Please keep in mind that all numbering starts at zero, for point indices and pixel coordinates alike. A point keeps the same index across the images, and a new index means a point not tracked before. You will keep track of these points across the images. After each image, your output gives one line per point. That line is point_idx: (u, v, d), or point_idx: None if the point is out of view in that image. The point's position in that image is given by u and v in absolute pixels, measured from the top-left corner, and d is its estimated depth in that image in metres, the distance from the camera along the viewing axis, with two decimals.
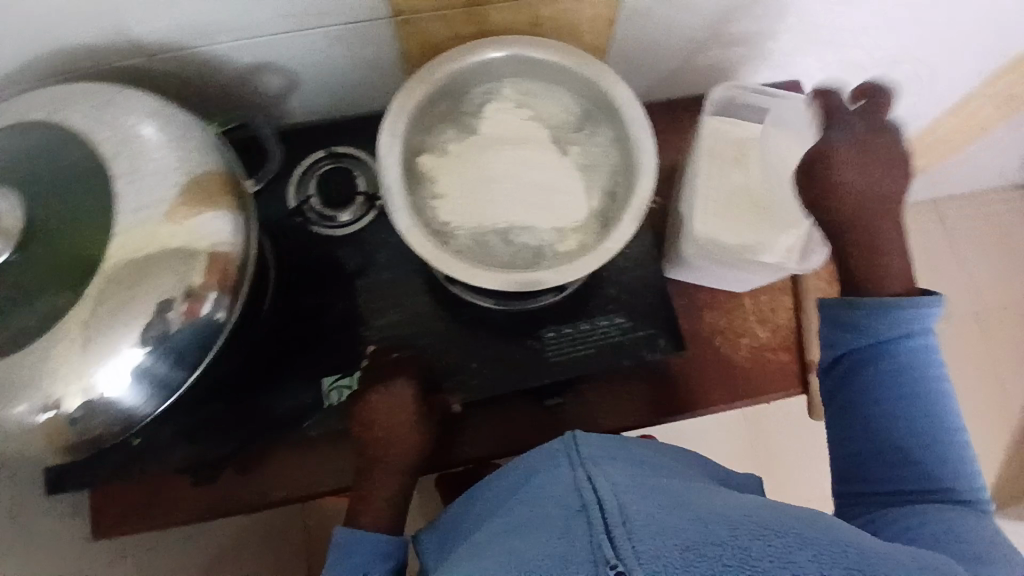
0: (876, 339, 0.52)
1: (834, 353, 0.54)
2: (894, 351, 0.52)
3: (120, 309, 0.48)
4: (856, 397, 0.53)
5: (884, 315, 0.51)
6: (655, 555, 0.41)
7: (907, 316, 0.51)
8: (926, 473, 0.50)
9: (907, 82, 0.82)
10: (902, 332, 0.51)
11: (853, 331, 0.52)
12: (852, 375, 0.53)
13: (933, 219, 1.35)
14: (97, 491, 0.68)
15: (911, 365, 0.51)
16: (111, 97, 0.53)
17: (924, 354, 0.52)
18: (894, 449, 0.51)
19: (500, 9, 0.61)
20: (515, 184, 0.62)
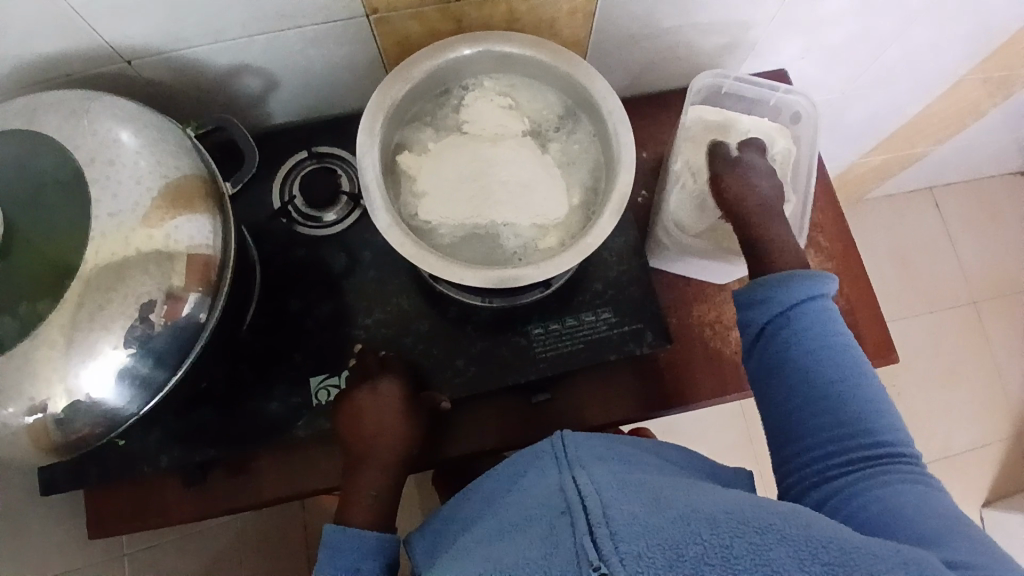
0: (780, 309, 0.55)
1: (749, 338, 0.58)
2: (800, 319, 0.55)
3: (100, 314, 0.48)
4: (773, 371, 0.56)
5: (782, 286, 0.56)
6: (636, 555, 0.41)
7: (802, 290, 0.55)
8: (850, 434, 0.52)
9: (891, 68, 0.82)
10: (802, 300, 0.55)
11: (759, 306, 0.56)
12: (765, 349, 0.56)
13: (927, 208, 1.35)
14: (88, 496, 0.68)
15: (816, 331, 0.55)
16: (86, 103, 0.53)
17: (827, 319, 0.55)
18: (814, 416, 0.53)
19: (475, 5, 0.61)
20: (489, 182, 0.60)
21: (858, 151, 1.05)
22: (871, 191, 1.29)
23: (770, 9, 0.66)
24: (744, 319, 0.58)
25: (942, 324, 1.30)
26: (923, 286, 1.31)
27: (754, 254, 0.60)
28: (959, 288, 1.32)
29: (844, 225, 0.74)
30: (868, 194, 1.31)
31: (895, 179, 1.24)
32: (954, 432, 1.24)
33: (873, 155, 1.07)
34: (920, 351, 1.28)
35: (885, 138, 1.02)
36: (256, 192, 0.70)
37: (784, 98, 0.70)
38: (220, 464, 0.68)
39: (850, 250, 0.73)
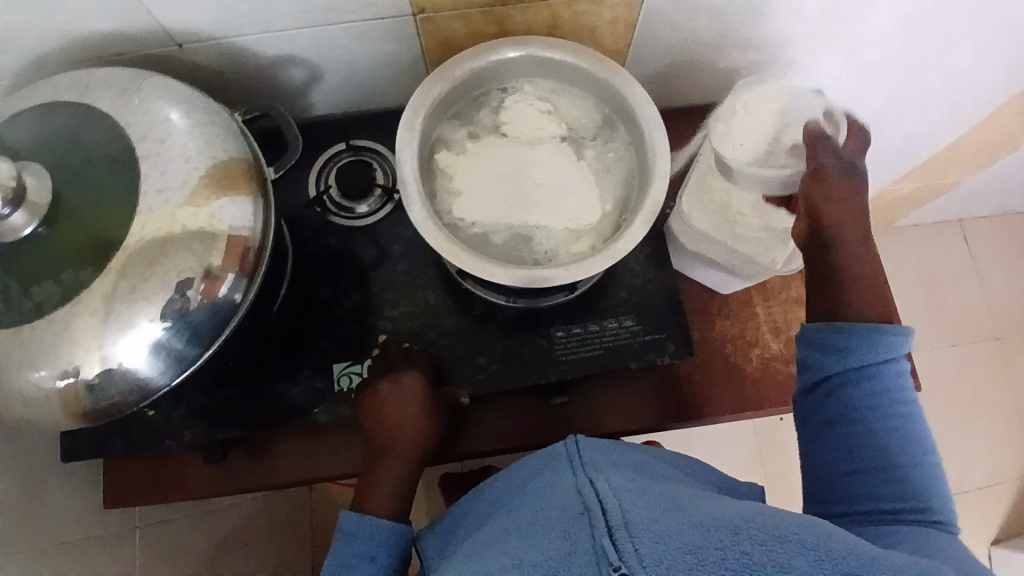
0: (859, 364, 0.52)
1: (814, 378, 0.55)
2: (877, 376, 0.52)
3: (141, 286, 0.49)
4: (836, 421, 0.53)
5: (865, 340, 0.52)
6: (657, 558, 0.41)
7: (885, 342, 0.52)
8: (908, 499, 0.50)
9: (930, 93, 0.81)
10: (884, 358, 0.52)
11: (836, 355, 0.53)
12: (831, 400, 0.53)
13: (956, 239, 1.34)
14: (107, 467, 0.69)
15: (892, 392, 0.52)
16: (138, 81, 0.54)
17: (903, 381, 0.53)
18: (874, 475, 0.51)
19: (519, 10, 0.62)
20: (519, 185, 0.61)
21: (890, 177, 1.05)
22: (900, 218, 1.28)
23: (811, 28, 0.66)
24: (813, 363, 0.54)
25: (964, 357, 1.28)
26: (947, 317, 1.30)
27: (840, 275, 0.56)
28: (984, 321, 1.30)
29: None
30: (897, 221, 1.30)
31: (924, 208, 1.24)
32: (972, 467, 1.23)
33: (904, 182, 1.07)
34: (940, 382, 1.26)
35: (919, 165, 1.02)
36: (293, 180, 0.72)
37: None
38: (240, 444, 0.69)
39: None
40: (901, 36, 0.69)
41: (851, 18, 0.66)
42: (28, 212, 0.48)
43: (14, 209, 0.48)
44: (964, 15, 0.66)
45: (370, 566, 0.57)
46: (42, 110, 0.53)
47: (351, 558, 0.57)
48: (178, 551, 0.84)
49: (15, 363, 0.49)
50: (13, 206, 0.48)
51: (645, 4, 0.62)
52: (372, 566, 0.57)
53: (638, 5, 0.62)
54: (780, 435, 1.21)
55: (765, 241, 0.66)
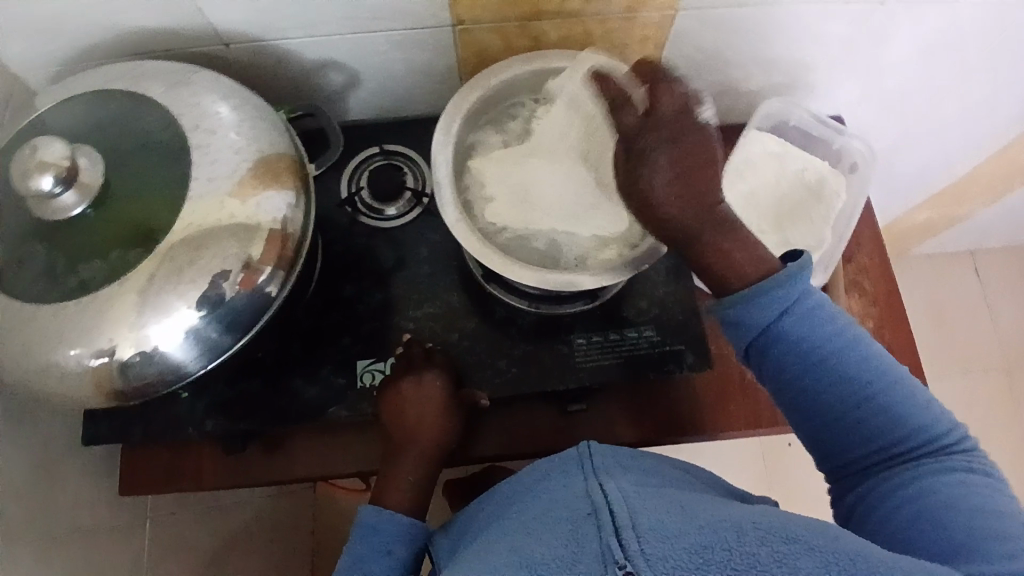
0: (762, 326, 0.53)
1: (740, 350, 0.56)
2: (787, 328, 0.53)
3: (183, 271, 0.50)
4: (779, 384, 0.55)
5: (760, 303, 0.53)
6: (661, 557, 0.42)
7: (777, 293, 0.52)
8: (879, 437, 0.52)
9: (948, 122, 0.84)
10: (784, 306, 0.53)
11: (742, 326, 0.54)
12: (762, 365, 0.55)
13: (967, 270, 1.36)
14: (124, 454, 0.70)
15: (808, 337, 0.53)
16: (189, 75, 0.56)
17: (816, 317, 0.53)
18: (837, 427, 0.53)
19: (555, 25, 0.64)
20: (550, 191, 0.63)
21: (905, 205, 1.06)
22: (912, 247, 1.30)
23: (834, 53, 0.69)
24: (731, 336, 0.56)
25: (975, 388, 1.29)
26: (957, 347, 1.31)
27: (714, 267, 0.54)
28: (994, 353, 1.31)
29: (890, 271, 0.75)
30: (909, 250, 1.32)
31: (937, 238, 1.25)
32: None
33: (919, 211, 1.09)
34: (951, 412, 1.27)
35: (933, 194, 1.04)
36: (325, 180, 0.74)
37: (847, 144, 0.72)
38: (258, 437, 0.70)
39: (895, 295, 0.74)
40: (922, 64, 0.71)
41: (873, 46, 0.68)
42: (79, 193, 0.50)
43: (65, 189, 0.49)
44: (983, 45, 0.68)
45: (387, 561, 0.58)
46: (96, 98, 0.55)
47: (368, 551, 0.58)
48: (186, 544, 0.84)
49: (53, 340, 0.50)
50: (64, 185, 0.49)
51: (675, 24, 0.64)
52: (388, 560, 0.58)
53: (669, 25, 0.64)
54: (789, 459, 1.21)
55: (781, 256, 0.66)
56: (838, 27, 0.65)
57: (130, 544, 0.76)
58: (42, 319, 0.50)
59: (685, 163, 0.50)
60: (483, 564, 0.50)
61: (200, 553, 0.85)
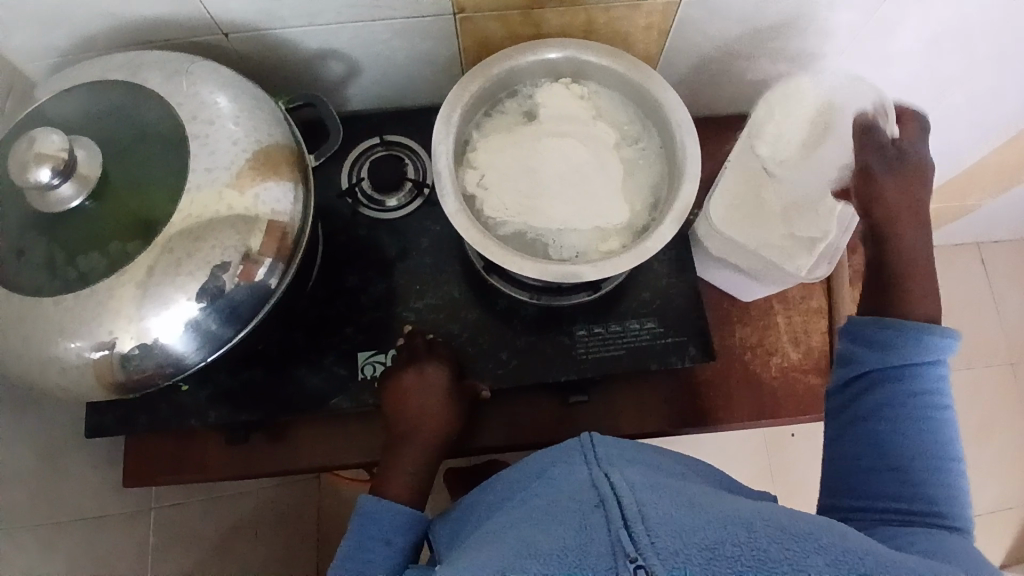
0: (901, 360, 0.53)
1: (856, 372, 0.55)
2: (920, 375, 0.53)
3: (184, 262, 0.50)
4: (869, 415, 0.54)
5: (910, 339, 0.53)
6: (673, 552, 0.41)
7: (929, 343, 0.53)
8: (921, 499, 0.50)
9: (956, 111, 0.83)
10: (928, 360, 0.53)
11: (882, 350, 0.54)
12: (868, 395, 0.54)
13: (973, 261, 1.35)
14: (128, 445, 0.70)
15: (926, 393, 0.53)
16: (188, 65, 0.56)
17: (937, 383, 0.53)
18: (897, 472, 0.51)
19: (557, 13, 0.63)
20: (551, 182, 0.62)
21: None
22: None
23: (842, 41, 0.68)
24: (859, 352, 0.55)
25: (978, 381, 1.28)
26: (962, 340, 1.30)
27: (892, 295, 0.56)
28: (999, 346, 1.30)
29: None
30: None
31: (942, 229, 1.25)
32: (982, 490, 1.23)
33: None
34: (954, 404, 1.27)
35: (940, 184, 1.03)
36: (326, 171, 0.73)
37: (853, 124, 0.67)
38: (260, 427, 0.70)
39: None
40: (930, 52, 0.70)
41: (882, 34, 0.67)
42: (77, 185, 0.49)
43: (63, 181, 0.49)
44: (994, 33, 0.68)
45: (386, 551, 0.58)
46: (95, 88, 0.55)
47: (367, 541, 0.58)
48: (189, 534, 0.84)
49: (55, 332, 0.50)
50: (63, 177, 0.48)
51: (679, 12, 0.63)
52: (387, 549, 0.58)
53: (673, 12, 0.63)
54: (791, 449, 1.21)
55: (787, 250, 0.67)
56: (844, 14, 0.64)
57: (134, 533, 0.76)
58: (43, 310, 0.50)
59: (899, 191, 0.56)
60: (486, 553, 0.49)
61: (202, 542, 0.86)
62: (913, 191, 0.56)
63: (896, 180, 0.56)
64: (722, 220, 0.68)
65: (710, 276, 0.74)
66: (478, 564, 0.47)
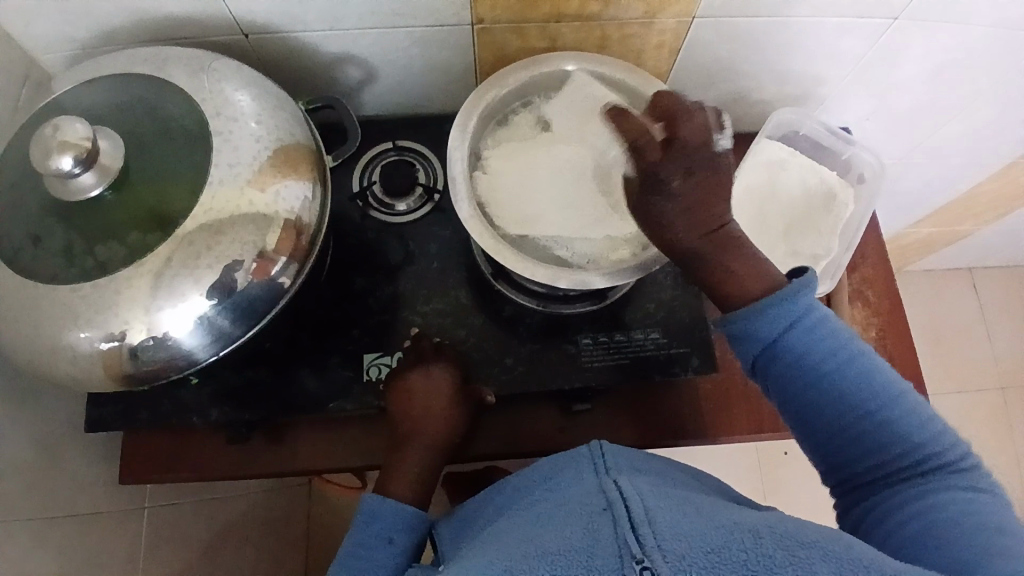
0: (767, 341, 0.53)
1: (744, 363, 0.56)
2: (793, 342, 0.53)
3: (200, 257, 0.50)
4: (785, 402, 0.55)
5: (762, 319, 0.53)
6: (679, 555, 0.42)
7: (774, 313, 0.53)
8: (880, 451, 0.52)
9: (954, 139, 0.85)
10: (787, 325, 0.53)
11: (746, 342, 0.54)
12: (767, 380, 0.55)
13: (965, 288, 1.37)
14: (126, 440, 0.70)
15: (809, 352, 0.53)
16: (210, 62, 0.57)
17: (816, 335, 0.53)
18: (844, 438, 0.53)
19: (573, 27, 0.65)
20: (561, 190, 0.63)
21: (906, 221, 1.08)
22: (911, 263, 1.31)
23: (846, 65, 0.70)
24: (736, 350, 0.56)
25: (968, 405, 1.30)
26: (952, 365, 1.32)
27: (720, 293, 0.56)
28: (989, 372, 1.32)
29: (891, 284, 0.77)
30: (908, 266, 1.34)
31: (934, 255, 1.28)
32: None
33: (921, 226, 1.11)
34: None
35: (935, 210, 1.05)
36: (337, 173, 0.74)
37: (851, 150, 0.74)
38: (261, 426, 0.70)
39: (896, 307, 0.76)
40: (930, 79, 0.73)
41: (884, 60, 0.69)
42: (98, 174, 0.49)
43: (85, 170, 0.49)
44: (991, 63, 0.70)
45: (388, 548, 0.58)
46: (116, 81, 0.56)
47: (370, 540, 0.58)
48: (181, 535, 0.83)
49: (65, 321, 0.50)
50: (84, 166, 0.49)
51: (691, 31, 0.65)
52: (389, 548, 0.58)
53: (685, 31, 0.65)
54: (785, 469, 1.22)
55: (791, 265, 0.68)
56: (849, 39, 0.66)
57: (126, 532, 0.75)
58: (56, 298, 0.50)
59: (696, 191, 0.51)
60: (491, 552, 0.50)
61: (193, 543, 0.85)
62: (669, 195, 0.51)
63: (659, 192, 0.51)
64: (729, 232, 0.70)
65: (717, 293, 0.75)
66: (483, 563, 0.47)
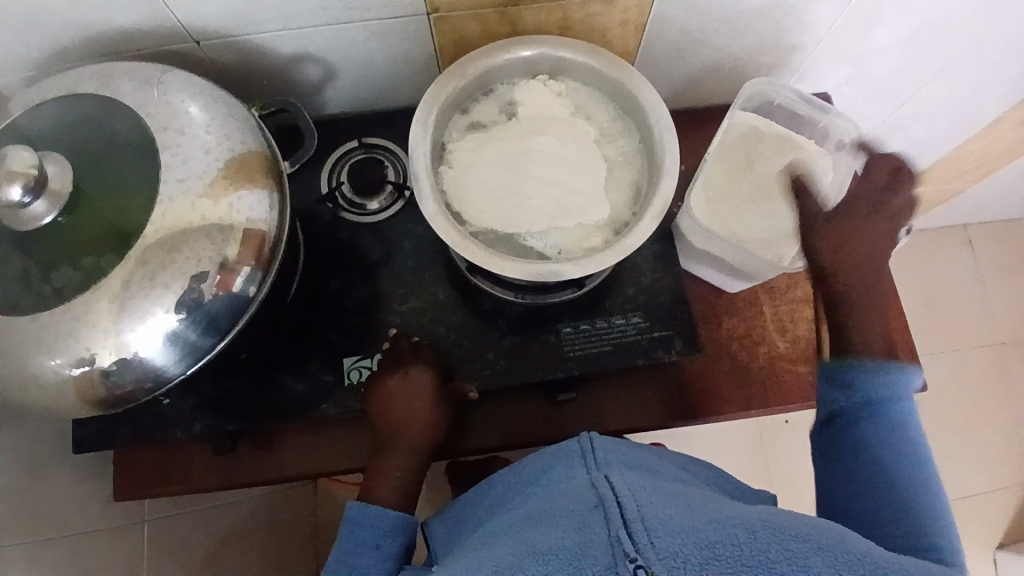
0: (865, 396, 0.56)
1: (827, 411, 0.58)
2: (883, 408, 0.55)
3: (160, 274, 0.50)
4: (842, 458, 0.56)
5: (874, 375, 0.55)
6: (672, 551, 0.41)
7: (887, 377, 0.55)
8: (909, 525, 0.51)
9: (936, 99, 0.83)
10: (890, 394, 0.55)
11: (846, 389, 0.57)
12: (842, 433, 0.56)
13: (963, 246, 1.35)
14: (116, 456, 0.70)
15: (894, 427, 0.55)
16: (158, 74, 0.55)
17: (903, 418, 0.55)
18: (882, 503, 0.52)
19: (532, 10, 0.63)
20: (528, 179, 0.61)
21: None
22: (906, 223, 1.29)
23: (820, 30, 0.68)
24: (823, 400, 0.58)
25: (966, 366, 1.29)
26: (951, 325, 1.31)
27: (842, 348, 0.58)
28: (988, 329, 1.31)
29: None
30: None
31: (930, 215, 1.25)
32: (972, 474, 1.23)
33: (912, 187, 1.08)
34: (945, 388, 1.27)
35: (926, 171, 1.03)
36: (306, 176, 0.73)
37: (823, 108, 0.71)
38: (248, 434, 0.70)
39: None
40: (908, 40, 0.70)
41: (858, 22, 0.67)
42: (49, 201, 0.49)
43: (35, 198, 0.48)
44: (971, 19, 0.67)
45: (376, 554, 0.58)
46: (63, 101, 0.55)
47: (357, 546, 0.59)
48: (183, 543, 0.85)
49: (32, 349, 0.50)
50: (34, 194, 0.48)
51: (655, 5, 0.63)
52: (376, 554, 0.58)
53: (649, 5, 0.63)
54: (785, 439, 1.22)
55: (770, 241, 0.67)
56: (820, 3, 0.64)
57: None
58: (19, 327, 0.50)
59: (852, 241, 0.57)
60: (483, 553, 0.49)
61: (196, 550, 0.86)
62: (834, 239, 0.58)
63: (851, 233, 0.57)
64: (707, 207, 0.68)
65: (700, 270, 0.74)
66: (476, 564, 0.46)
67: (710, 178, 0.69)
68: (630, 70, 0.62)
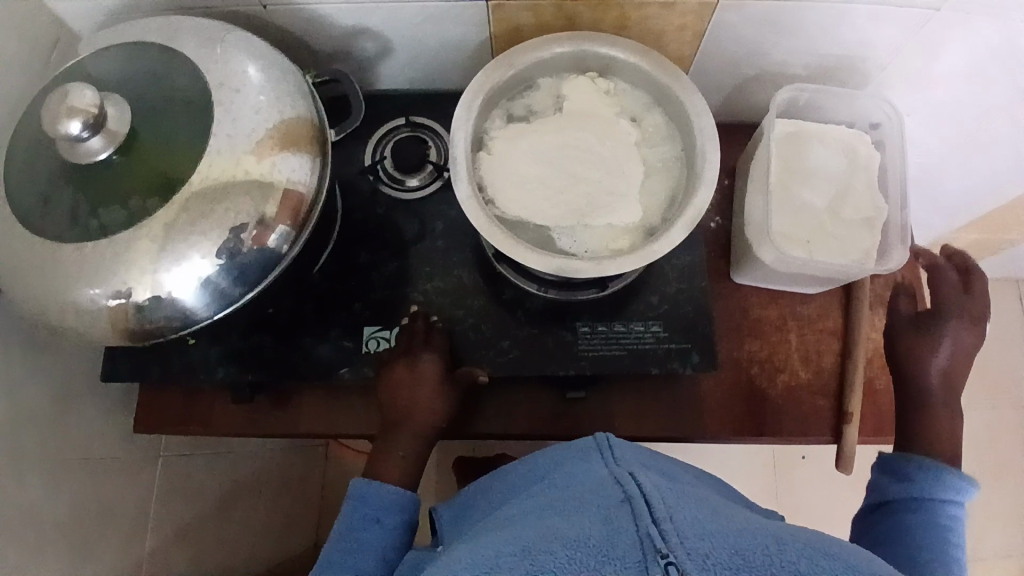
0: (919, 490, 0.59)
1: (877, 499, 0.61)
2: (933, 507, 0.58)
3: (201, 221, 0.52)
4: (884, 542, 0.58)
5: (932, 473, 0.59)
6: (704, 554, 0.41)
7: (943, 479, 0.59)
8: None
9: (998, 139, 0.80)
10: (943, 496, 0.58)
11: (902, 480, 0.60)
12: (886, 518, 0.59)
13: (1013, 300, 1.29)
14: (141, 393, 0.74)
15: (941, 526, 0.57)
16: (223, 33, 0.58)
17: (952, 524, 0.58)
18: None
19: (590, 7, 0.63)
20: (562, 174, 0.62)
21: (949, 224, 1.02)
22: None
23: (884, 56, 0.66)
24: (876, 487, 0.62)
25: (999, 422, 1.24)
26: (990, 380, 1.25)
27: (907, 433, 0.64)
28: None
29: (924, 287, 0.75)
30: None
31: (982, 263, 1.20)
32: (992, 535, 1.19)
33: (965, 231, 1.04)
34: (975, 443, 1.22)
35: (982, 215, 0.99)
36: (351, 147, 0.75)
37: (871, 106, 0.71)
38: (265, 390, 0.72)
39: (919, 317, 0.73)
40: (976, 76, 0.68)
41: (926, 52, 0.65)
42: (105, 139, 0.52)
43: (92, 134, 0.51)
44: None
45: (377, 529, 0.60)
46: (131, 49, 0.57)
47: (358, 520, 0.60)
48: (194, 486, 0.88)
49: (74, 278, 0.53)
50: (92, 131, 0.51)
51: (715, 13, 0.62)
52: (377, 528, 0.60)
53: (708, 13, 0.62)
54: (798, 473, 1.19)
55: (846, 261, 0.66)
56: (886, 29, 0.62)
57: (139, 478, 0.79)
58: (65, 256, 0.53)
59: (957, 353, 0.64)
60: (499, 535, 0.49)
61: (205, 494, 0.90)
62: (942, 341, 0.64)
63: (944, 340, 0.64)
64: (778, 220, 0.68)
65: (738, 274, 0.74)
66: (494, 544, 0.46)
67: (779, 194, 0.69)
68: (682, 78, 0.62)
